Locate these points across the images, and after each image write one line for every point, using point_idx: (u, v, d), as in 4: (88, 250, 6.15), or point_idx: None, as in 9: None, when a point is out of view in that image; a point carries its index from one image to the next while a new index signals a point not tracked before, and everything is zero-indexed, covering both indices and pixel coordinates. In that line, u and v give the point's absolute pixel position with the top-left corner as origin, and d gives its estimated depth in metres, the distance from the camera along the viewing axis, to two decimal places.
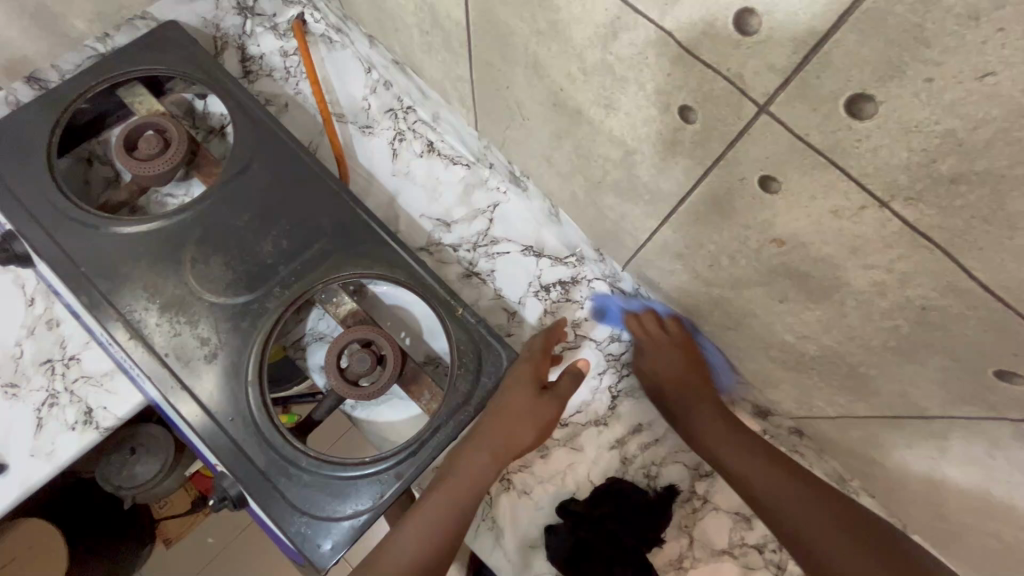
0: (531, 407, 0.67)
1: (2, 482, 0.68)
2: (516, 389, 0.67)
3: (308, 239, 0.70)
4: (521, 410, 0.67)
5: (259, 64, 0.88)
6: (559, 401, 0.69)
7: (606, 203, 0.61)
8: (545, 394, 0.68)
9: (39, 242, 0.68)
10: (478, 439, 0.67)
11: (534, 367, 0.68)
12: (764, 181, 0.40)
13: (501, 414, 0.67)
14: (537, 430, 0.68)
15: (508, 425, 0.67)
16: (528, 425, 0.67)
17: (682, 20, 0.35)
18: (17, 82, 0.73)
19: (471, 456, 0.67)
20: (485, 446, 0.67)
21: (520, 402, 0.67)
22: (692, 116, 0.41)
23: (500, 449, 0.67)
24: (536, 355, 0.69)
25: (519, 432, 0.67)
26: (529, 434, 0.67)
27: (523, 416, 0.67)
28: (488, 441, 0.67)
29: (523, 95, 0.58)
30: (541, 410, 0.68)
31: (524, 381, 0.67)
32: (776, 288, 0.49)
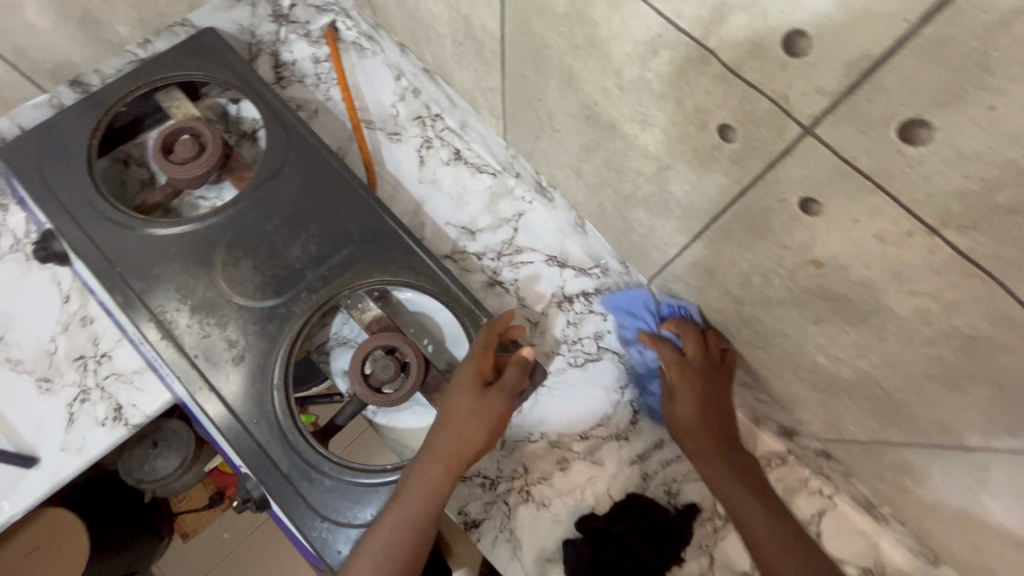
0: (474, 404, 0.64)
1: (35, 474, 0.70)
2: (461, 391, 0.65)
3: (336, 245, 0.71)
4: (468, 410, 0.64)
5: (291, 70, 0.90)
6: (508, 394, 0.65)
7: (635, 217, 0.61)
8: (491, 389, 0.65)
9: (78, 241, 0.70)
10: (428, 448, 0.63)
11: (474, 366, 0.66)
12: (805, 203, 0.39)
13: (450, 418, 0.64)
14: (488, 429, 0.64)
15: (458, 428, 0.63)
16: (479, 424, 0.64)
17: (728, 40, 0.35)
18: (61, 86, 0.75)
19: (421, 468, 0.62)
20: (435, 455, 0.63)
21: (462, 401, 0.64)
22: (731, 135, 0.40)
23: (452, 453, 0.63)
24: (478, 353, 0.66)
25: (468, 433, 0.63)
26: (481, 434, 0.64)
27: (472, 416, 0.64)
28: (438, 448, 0.63)
29: (555, 108, 0.58)
30: (488, 408, 0.64)
31: (465, 381, 0.65)
32: (810, 310, 0.48)
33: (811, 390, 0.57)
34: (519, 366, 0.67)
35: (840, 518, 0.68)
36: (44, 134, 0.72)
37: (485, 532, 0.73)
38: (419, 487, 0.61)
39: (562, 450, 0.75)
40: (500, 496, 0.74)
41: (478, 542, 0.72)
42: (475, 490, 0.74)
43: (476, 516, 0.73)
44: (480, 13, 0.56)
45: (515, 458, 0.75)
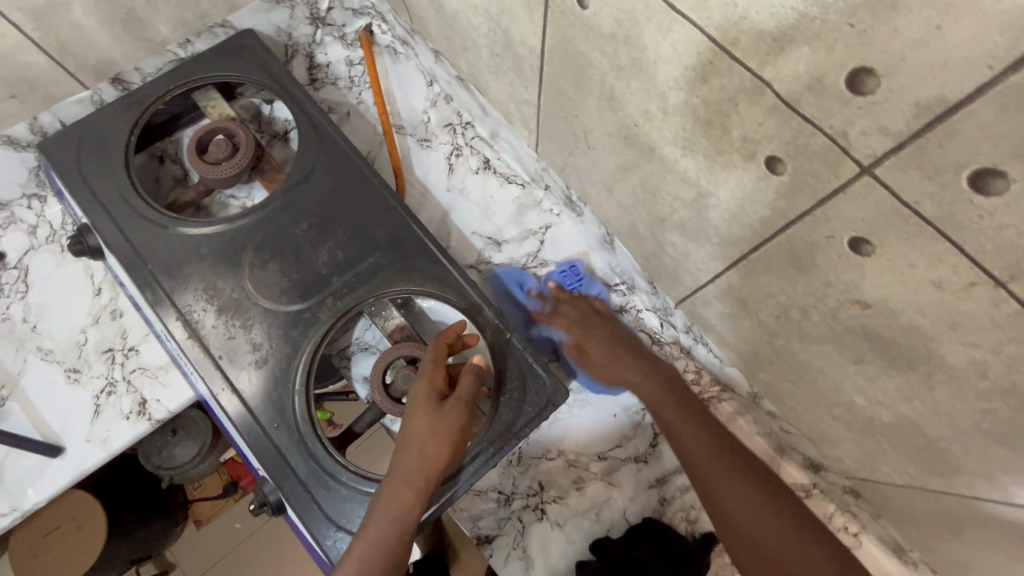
0: (434, 421, 0.61)
1: (60, 463, 0.71)
2: (416, 410, 0.62)
3: (363, 252, 0.71)
4: (426, 428, 0.61)
5: (325, 72, 0.90)
6: (464, 404, 0.63)
7: (668, 239, 0.60)
8: (447, 402, 0.63)
9: (112, 237, 0.71)
10: (391, 473, 0.61)
11: (428, 381, 0.64)
12: (855, 243, 0.37)
13: (410, 439, 0.61)
14: (451, 444, 0.62)
15: (418, 448, 0.61)
16: (438, 441, 0.61)
17: (786, 73, 0.33)
18: (103, 83, 0.76)
19: (385, 495, 0.60)
20: (398, 479, 0.60)
21: (420, 420, 0.61)
22: (781, 168, 0.39)
23: (415, 474, 0.61)
24: (428, 367, 0.64)
25: (431, 451, 0.61)
26: (443, 450, 0.61)
27: (429, 433, 0.61)
28: (401, 471, 0.61)
29: (592, 125, 0.56)
30: (445, 422, 0.62)
31: (422, 397, 0.62)
32: (850, 350, 0.46)
33: (844, 428, 0.55)
34: (472, 374, 0.65)
35: (866, 557, 0.65)
36: (84, 129, 0.74)
37: (498, 549, 0.72)
38: (385, 513, 0.59)
39: (579, 469, 0.74)
40: (514, 513, 0.73)
41: (490, 558, 0.72)
42: (490, 505, 0.73)
43: (489, 533, 0.72)
44: (520, 28, 0.55)
45: (530, 475, 0.74)
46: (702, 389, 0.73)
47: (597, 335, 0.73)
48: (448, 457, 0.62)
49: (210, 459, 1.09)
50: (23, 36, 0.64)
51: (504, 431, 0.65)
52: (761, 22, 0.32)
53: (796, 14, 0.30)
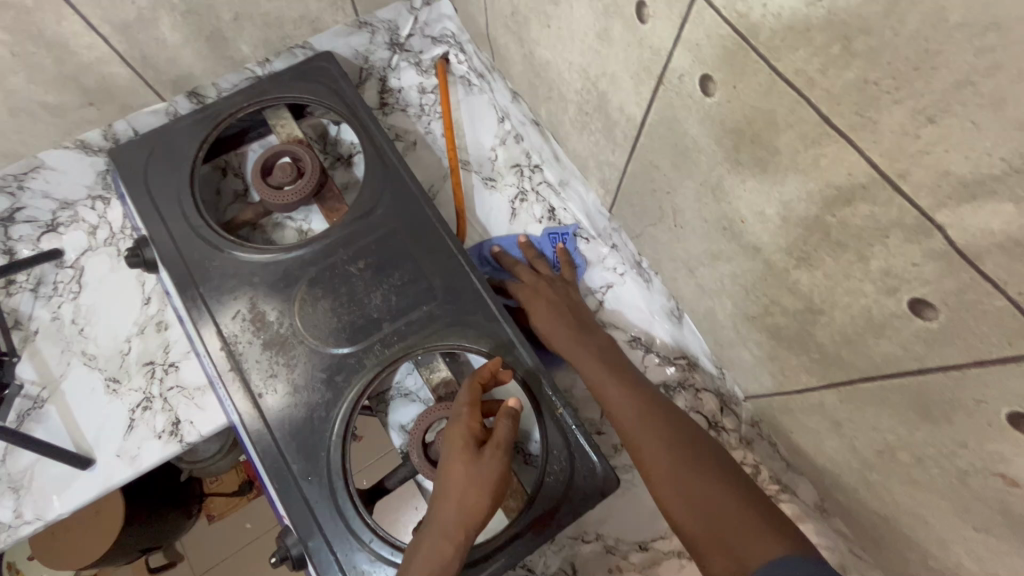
0: (472, 470, 0.57)
1: (89, 476, 0.70)
2: (453, 458, 0.58)
3: (418, 299, 0.67)
4: (465, 478, 0.57)
5: (397, 98, 0.88)
6: (502, 451, 0.58)
7: (755, 337, 0.54)
8: (485, 448, 0.58)
9: (167, 254, 0.69)
10: (428, 527, 0.57)
11: (466, 425, 0.59)
12: (1017, 419, 0.32)
13: (448, 491, 0.57)
14: (492, 495, 0.57)
15: (456, 500, 0.56)
16: (478, 492, 0.56)
17: (971, 224, 0.28)
18: (179, 96, 0.75)
19: (424, 550, 0.56)
20: (436, 534, 0.56)
21: (458, 469, 0.57)
22: (928, 313, 0.33)
23: (454, 528, 0.56)
24: (464, 411, 0.60)
25: (470, 501, 0.56)
26: (484, 503, 0.56)
27: (467, 484, 0.57)
28: (438, 524, 0.56)
29: (684, 205, 0.52)
30: (485, 472, 0.57)
31: (458, 445, 0.58)
32: (971, 515, 0.39)
33: None
34: (511, 417, 0.60)
35: None
36: (156, 141, 0.73)
37: None
38: (420, 572, 0.54)
39: (616, 557, 0.69)
40: None
41: None
42: None
43: None
44: (621, 94, 0.51)
45: (563, 555, 0.69)
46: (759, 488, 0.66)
47: (543, 295, 0.72)
48: (489, 508, 0.57)
49: (229, 455, 1.10)
50: (109, 48, 0.64)
51: (545, 517, 0.60)
52: (949, 162, 0.27)
53: (1005, 166, 0.25)
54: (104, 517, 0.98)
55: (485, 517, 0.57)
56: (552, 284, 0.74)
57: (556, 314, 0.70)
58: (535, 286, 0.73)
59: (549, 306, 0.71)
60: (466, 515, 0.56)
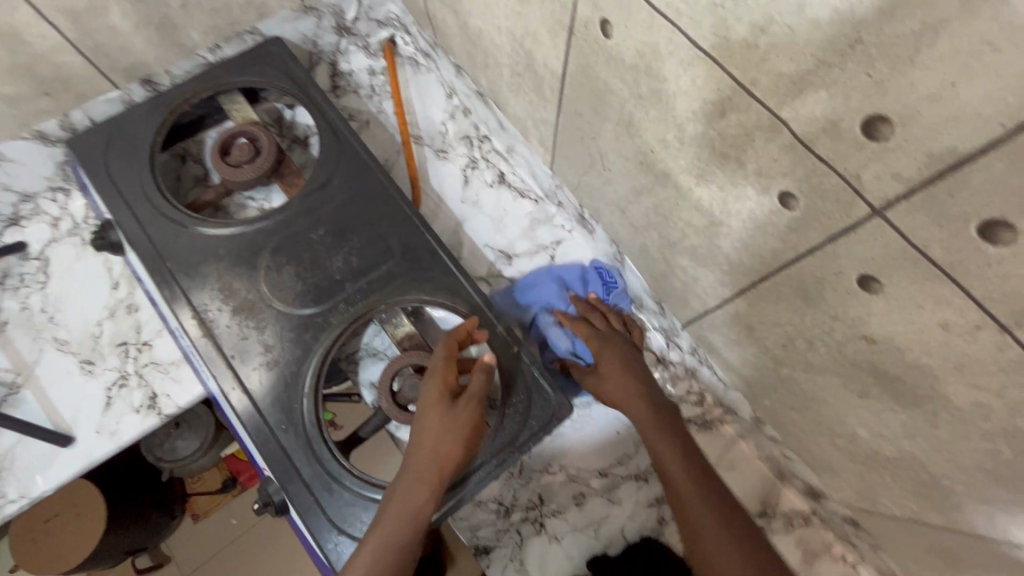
0: (446, 420, 0.62)
1: (70, 454, 0.72)
2: (429, 409, 0.62)
3: (377, 259, 0.72)
4: (438, 426, 0.61)
5: (348, 80, 0.92)
6: (477, 402, 0.63)
7: (679, 263, 0.60)
8: (459, 400, 0.63)
9: (133, 233, 0.72)
10: (406, 473, 0.61)
11: (443, 379, 0.64)
12: (864, 280, 0.38)
13: (424, 438, 0.62)
14: (466, 442, 0.62)
15: (431, 447, 0.61)
16: (452, 439, 0.61)
17: (803, 113, 0.34)
18: (134, 84, 0.78)
19: (400, 490, 0.60)
20: (412, 478, 0.61)
21: (434, 420, 0.62)
22: (793, 202, 0.40)
23: (429, 473, 0.61)
24: (440, 365, 0.65)
25: (446, 449, 0.61)
26: (457, 449, 0.61)
27: (443, 432, 0.61)
28: (413, 469, 0.61)
29: (609, 148, 0.58)
30: (458, 421, 0.62)
31: (433, 397, 0.63)
32: (855, 383, 0.46)
33: (847, 460, 0.55)
34: (484, 372, 0.65)
35: None
36: (113, 127, 0.76)
37: (495, 560, 0.72)
38: (398, 510, 0.59)
39: (579, 484, 0.75)
40: (513, 525, 0.73)
41: (487, 569, 0.72)
42: (490, 516, 0.74)
43: (487, 543, 0.73)
44: (543, 50, 0.57)
45: (531, 488, 0.75)
46: (705, 413, 0.75)
47: (610, 359, 0.69)
48: (463, 455, 0.62)
49: (212, 453, 1.11)
50: (62, 37, 0.67)
51: (508, 444, 0.66)
52: (780, 64, 0.34)
53: (814, 60, 0.32)
54: (84, 519, 1.00)
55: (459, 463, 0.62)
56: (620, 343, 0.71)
57: (620, 376, 0.68)
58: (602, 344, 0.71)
59: (624, 368, 0.69)
60: (443, 462, 0.61)
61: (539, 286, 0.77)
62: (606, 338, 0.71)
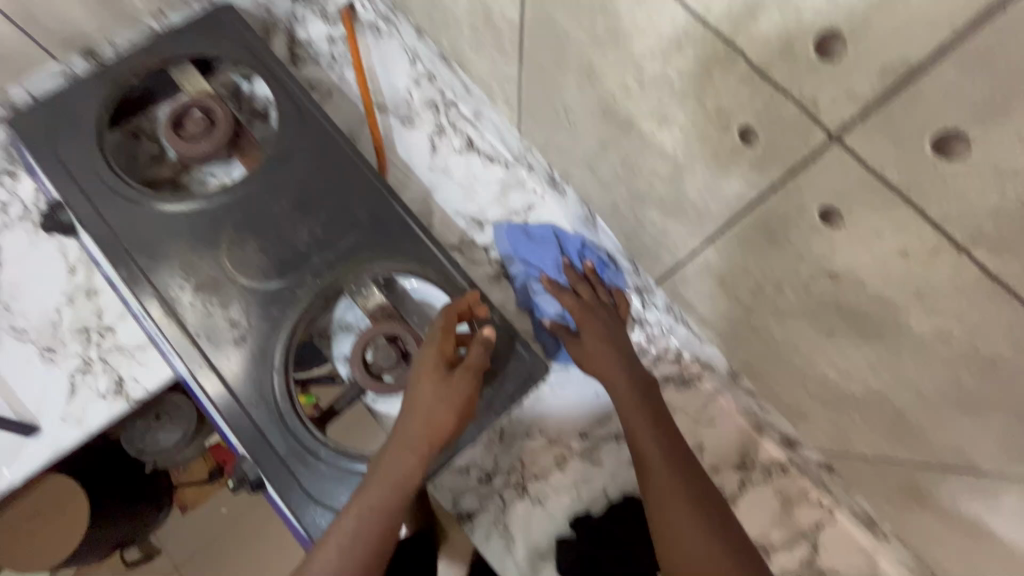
0: (441, 391, 0.60)
1: (35, 444, 0.70)
2: (423, 377, 0.61)
3: (343, 230, 0.70)
4: (432, 397, 0.60)
5: (307, 50, 0.89)
6: (473, 375, 0.62)
7: (648, 216, 0.59)
8: (455, 371, 0.61)
9: (83, 212, 0.69)
10: (394, 441, 0.60)
11: (440, 349, 0.62)
12: (826, 213, 0.38)
13: (415, 406, 0.60)
14: (458, 413, 0.61)
15: (422, 417, 0.60)
16: (445, 410, 0.60)
17: (756, 38, 0.33)
18: (74, 56, 0.75)
19: (388, 459, 0.59)
20: (400, 447, 0.59)
21: (428, 389, 0.60)
22: (753, 138, 0.39)
23: (419, 443, 0.60)
24: (437, 335, 0.63)
25: (439, 421, 0.60)
26: (448, 420, 0.60)
27: (435, 402, 0.60)
28: (403, 438, 0.60)
29: (572, 100, 0.56)
30: (452, 392, 0.61)
31: (430, 367, 0.61)
32: (822, 323, 0.46)
33: (818, 403, 0.56)
34: (482, 345, 0.63)
35: (838, 529, 0.69)
36: (56, 103, 0.72)
37: (479, 525, 0.72)
38: (384, 480, 0.58)
39: (560, 447, 0.75)
40: (495, 490, 0.73)
41: (470, 534, 0.72)
42: (471, 483, 0.73)
43: (470, 510, 0.73)
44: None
45: (513, 453, 0.74)
46: (683, 369, 0.76)
47: (596, 328, 0.70)
48: (455, 428, 0.61)
49: (195, 443, 1.09)
50: None
51: (486, 409, 0.66)
52: None
53: None
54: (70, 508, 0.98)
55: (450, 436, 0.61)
56: (610, 317, 0.71)
57: (606, 348, 0.69)
58: (591, 313, 0.71)
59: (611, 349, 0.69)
60: (434, 434, 0.60)
61: (540, 249, 0.77)
62: (594, 309, 0.71)
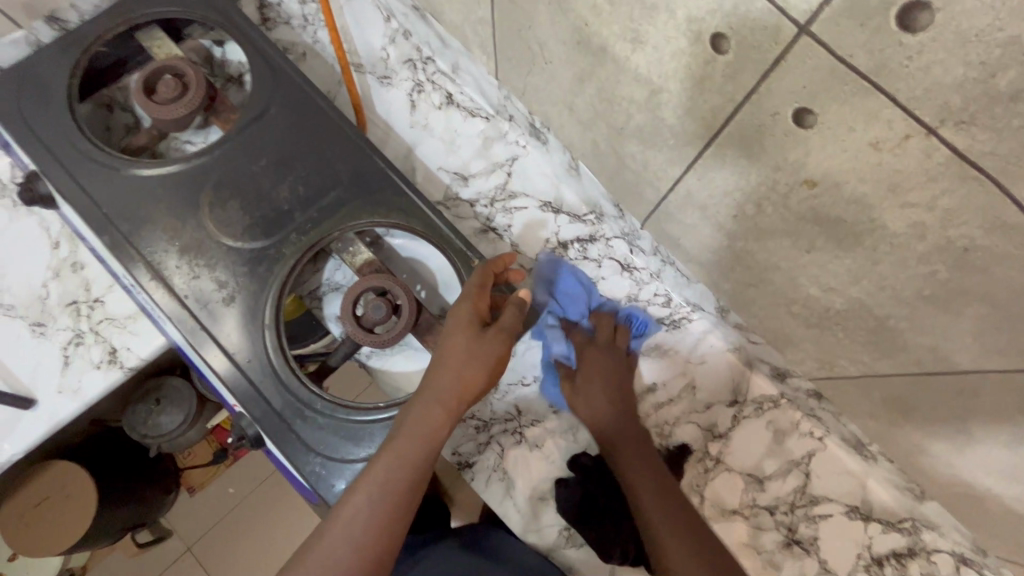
0: (474, 347, 0.61)
1: (34, 416, 0.71)
2: (457, 332, 0.61)
3: (325, 186, 0.70)
4: (465, 352, 0.61)
5: (277, 11, 0.87)
6: (507, 334, 0.63)
7: (628, 151, 0.59)
8: (489, 330, 0.62)
9: (61, 181, 0.68)
10: (425, 394, 0.60)
11: (475, 305, 0.63)
12: (799, 115, 0.38)
13: (447, 360, 0.61)
14: (488, 371, 0.61)
15: (455, 372, 0.60)
16: (476, 367, 0.61)
17: None
18: (37, 22, 0.74)
19: (418, 411, 0.60)
20: (430, 400, 0.60)
21: (461, 345, 0.61)
22: (725, 45, 0.39)
23: (449, 398, 0.60)
24: (472, 292, 0.63)
25: (470, 377, 0.60)
26: (479, 378, 0.61)
27: (468, 358, 0.61)
28: (435, 391, 0.60)
29: (546, 34, 0.56)
30: (485, 350, 0.61)
31: (464, 322, 0.62)
32: (802, 239, 0.46)
33: (802, 326, 0.57)
34: (517, 307, 0.65)
35: (830, 457, 0.70)
36: (24, 71, 0.71)
37: (479, 472, 0.74)
38: (415, 430, 0.59)
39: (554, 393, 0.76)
40: (493, 437, 0.74)
41: (472, 481, 0.74)
42: (468, 431, 0.74)
43: (469, 457, 0.74)
44: None
45: (508, 401, 0.75)
46: (673, 311, 0.76)
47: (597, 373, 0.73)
48: (484, 385, 0.62)
49: (198, 426, 1.06)
50: None
51: None
52: None
53: None
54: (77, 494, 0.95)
55: (479, 393, 0.62)
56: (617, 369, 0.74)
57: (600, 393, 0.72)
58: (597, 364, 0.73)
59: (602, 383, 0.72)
60: (464, 390, 0.60)
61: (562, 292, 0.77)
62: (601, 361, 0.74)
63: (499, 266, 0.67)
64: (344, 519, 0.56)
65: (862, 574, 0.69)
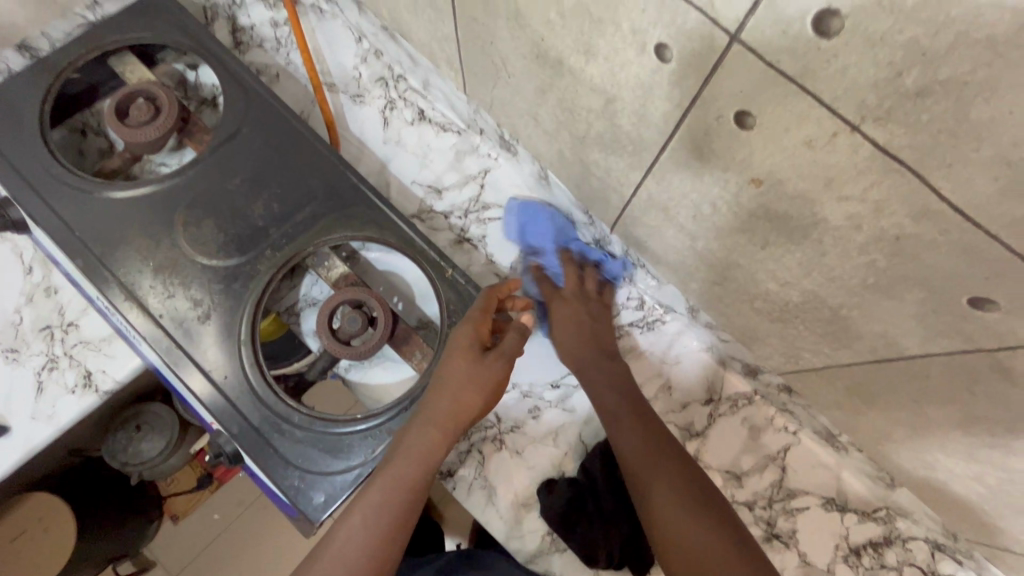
0: (473, 370, 0.61)
1: (5, 444, 0.70)
2: (456, 355, 0.62)
3: (299, 202, 0.71)
4: (464, 374, 0.61)
5: (250, 35, 0.89)
6: (505, 359, 0.63)
7: (592, 158, 0.61)
8: (488, 354, 0.63)
9: (33, 206, 0.68)
10: (423, 415, 0.61)
11: (475, 328, 0.63)
12: (740, 117, 0.40)
13: (445, 382, 0.61)
14: (485, 393, 0.62)
15: (453, 395, 0.60)
16: (474, 389, 0.61)
17: None
18: (9, 51, 0.76)
19: (416, 434, 0.60)
20: (428, 421, 0.60)
21: (461, 369, 0.61)
22: (668, 54, 0.41)
23: (446, 421, 0.60)
24: (475, 316, 0.64)
25: (468, 399, 0.61)
26: (476, 401, 0.61)
27: (467, 381, 0.61)
28: (432, 414, 0.61)
29: (506, 49, 0.58)
30: (484, 372, 0.62)
31: (464, 344, 0.62)
32: (756, 236, 0.48)
33: (766, 320, 0.58)
34: (518, 333, 0.65)
35: (803, 450, 0.72)
36: None
37: (460, 481, 0.74)
38: (410, 453, 0.59)
39: (533, 398, 0.77)
40: (473, 445, 0.75)
41: (452, 490, 0.74)
42: None
43: (451, 467, 0.74)
44: None
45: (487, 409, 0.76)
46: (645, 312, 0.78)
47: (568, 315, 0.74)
48: (481, 410, 0.62)
49: (180, 452, 1.05)
50: None
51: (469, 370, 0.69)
52: None
53: None
54: (47, 528, 0.91)
55: (476, 417, 0.62)
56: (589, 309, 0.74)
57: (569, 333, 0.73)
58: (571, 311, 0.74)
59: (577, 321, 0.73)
60: (461, 413, 0.61)
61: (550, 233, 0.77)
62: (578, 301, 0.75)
63: (502, 291, 0.68)
64: (342, 539, 0.56)
65: (842, 565, 0.70)
